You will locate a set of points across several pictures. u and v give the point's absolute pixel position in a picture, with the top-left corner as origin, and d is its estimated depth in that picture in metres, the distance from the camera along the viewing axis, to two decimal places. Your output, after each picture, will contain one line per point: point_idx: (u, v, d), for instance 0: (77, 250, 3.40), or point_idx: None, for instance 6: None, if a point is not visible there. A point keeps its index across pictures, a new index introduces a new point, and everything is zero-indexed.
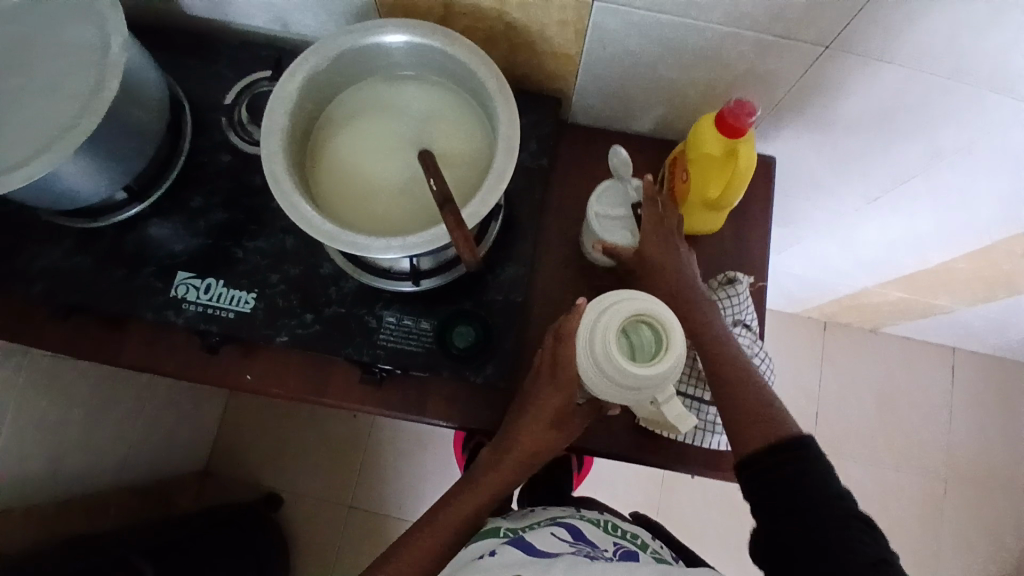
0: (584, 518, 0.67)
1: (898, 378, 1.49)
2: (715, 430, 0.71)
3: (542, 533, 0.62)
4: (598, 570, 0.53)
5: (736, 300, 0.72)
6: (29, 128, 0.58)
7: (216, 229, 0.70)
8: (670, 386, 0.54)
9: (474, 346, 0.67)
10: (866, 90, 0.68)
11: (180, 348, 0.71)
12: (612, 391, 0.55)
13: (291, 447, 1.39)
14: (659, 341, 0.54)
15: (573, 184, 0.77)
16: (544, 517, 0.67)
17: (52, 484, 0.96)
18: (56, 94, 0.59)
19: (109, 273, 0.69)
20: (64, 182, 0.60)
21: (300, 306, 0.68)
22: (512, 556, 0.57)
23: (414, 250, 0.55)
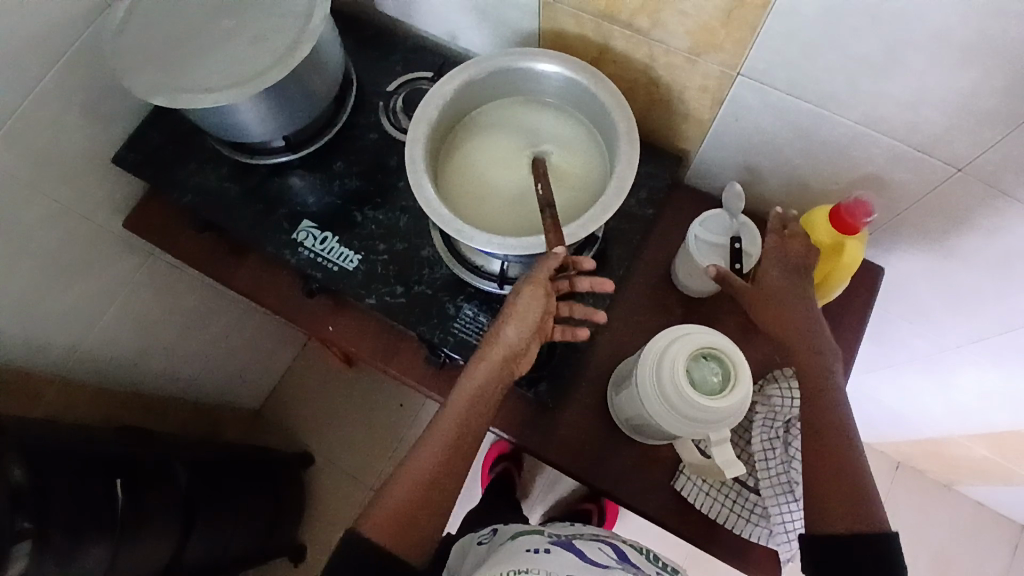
0: (627, 541, 0.67)
1: (963, 547, 1.37)
2: (753, 521, 0.69)
3: (590, 542, 0.65)
4: None
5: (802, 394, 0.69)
6: (224, 65, 0.68)
7: (347, 193, 0.78)
8: (725, 427, 0.57)
9: (535, 359, 0.71)
10: (994, 228, 0.67)
11: (285, 288, 0.81)
12: (674, 423, 0.56)
13: (336, 417, 1.46)
14: (724, 378, 0.57)
15: (672, 240, 0.79)
16: (585, 530, 0.69)
17: (134, 375, 1.08)
18: (257, 45, 0.69)
19: (248, 204, 0.78)
20: (237, 114, 0.70)
21: (394, 277, 0.74)
22: (566, 562, 0.60)
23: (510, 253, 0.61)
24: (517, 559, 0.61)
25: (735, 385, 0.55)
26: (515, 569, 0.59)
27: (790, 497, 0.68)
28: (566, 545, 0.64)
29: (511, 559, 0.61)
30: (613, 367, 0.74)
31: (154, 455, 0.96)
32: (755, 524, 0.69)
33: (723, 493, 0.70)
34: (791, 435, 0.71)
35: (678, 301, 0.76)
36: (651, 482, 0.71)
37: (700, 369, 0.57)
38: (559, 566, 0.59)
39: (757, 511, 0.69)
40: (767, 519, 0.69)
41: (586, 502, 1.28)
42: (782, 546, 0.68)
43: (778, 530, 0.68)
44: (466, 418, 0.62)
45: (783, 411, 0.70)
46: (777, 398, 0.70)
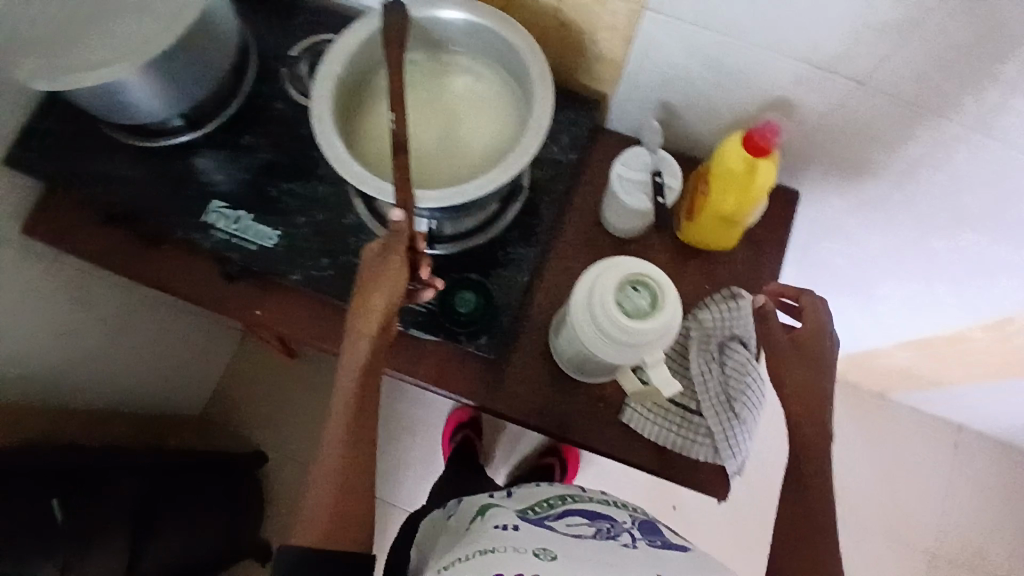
0: (594, 498, 0.66)
1: (899, 450, 1.49)
2: (703, 441, 0.72)
3: (559, 516, 0.62)
4: (627, 553, 0.55)
5: (731, 313, 0.73)
6: (104, 42, 0.63)
7: (258, 167, 0.74)
8: (659, 349, 0.57)
9: (474, 313, 0.70)
10: (897, 139, 0.70)
11: (204, 275, 0.77)
12: (606, 347, 0.57)
13: (286, 409, 1.40)
14: (652, 302, 0.57)
15: (599, 184, 0.79)
16: (553, 492, 0.68)
17: (60, 392, 1.01)
18: (142, 18, 0.64)
19: (155, 189, 0.74)
20: (126, 94, 0.65)
21: (318, 249, 0.71)
22: (534, 534, 0.58)
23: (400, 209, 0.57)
24: (483, 539, 0.57)
25: (663, 306, 0.56)
26: (481, 550, 0.56)
27: (730, 413, 0.72)
28: (532, 521, 0.61)
29: (478, 541, 0.58)
30: (552, 316, 0.75)
31: (92, 468, 0.92)
32: (701, 443, 0.72)
33: (668, 418, 0.72)
34: (725, 354, 0.74)
35: (610, 243, 0.77)
36: (602, 421, 0.72)
37: (630, 295, 0.57)
38: (530, 541, 0.56)
39: (705, 432, 0.72)
40: (712, 437, 0.72)
41: (548, 456, 1.31)
42: (728, 460, 0.71)
43: (723, 447, 0.71)
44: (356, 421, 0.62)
45: (715, 332, 0.74)
46: (709, 320, 0.74)
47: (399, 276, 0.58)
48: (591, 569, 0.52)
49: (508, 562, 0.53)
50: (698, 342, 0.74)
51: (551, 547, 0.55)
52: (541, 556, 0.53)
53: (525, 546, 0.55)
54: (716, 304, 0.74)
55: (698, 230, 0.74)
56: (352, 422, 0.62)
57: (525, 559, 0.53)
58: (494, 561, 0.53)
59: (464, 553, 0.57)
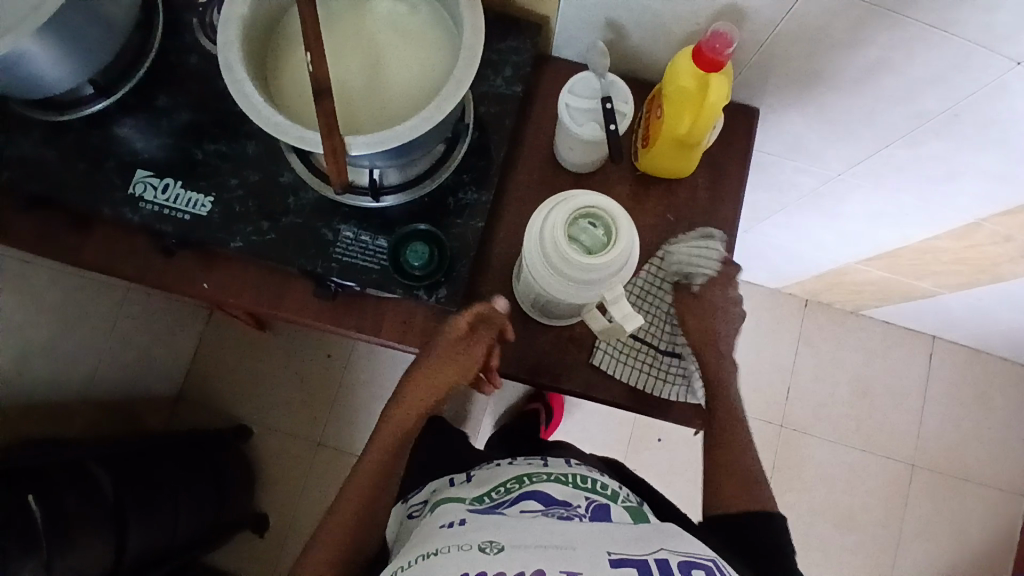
0: (551, 476, 0.65)
1: (874, 363, 1.52)
2: (673, 380, 0.72)
3: (513, 501, 0.61)
4: (577, 533, 0.53)
5: (698, 253, 0.70)
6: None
7: (181, 130, 0.69)
8: (620, 284, 0.54)
9: (429, 265, 0.64)
10: (852, 43, 0.66)
11: (141, 250, 0.72)
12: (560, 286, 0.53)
13: (263, 383, 1.37)
14: (606, 239, 0.52)
15: (548, 117, 0.75)
16: (509, 476, 0.67)
17: (32, 384, 0.97)
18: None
19: (72, 163, 0.68)
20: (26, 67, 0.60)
21: (256, 212, 0.66)
22: (481, 522, 0.55)
23: (327, 157, 0.54)
24: (429, 540, 0.55)
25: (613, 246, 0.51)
26: (422, 554, 0.53)
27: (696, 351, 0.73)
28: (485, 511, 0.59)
29: (423, 542, 0.55)
30: (512, 259, 0.72)
31: (61, 465, 0.90)
32: (671, 382, 0.72)
33: (634, 358, 0.71)
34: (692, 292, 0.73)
35: (566, 178, 0.74)
36: (574, 362, 0.70)
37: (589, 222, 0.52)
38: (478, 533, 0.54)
39: (673, 371, 0.72)
40: (680, 375, 0.72)
41: (532, 402, 1.31)
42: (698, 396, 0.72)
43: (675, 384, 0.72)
44: (382, 471, 0.68)
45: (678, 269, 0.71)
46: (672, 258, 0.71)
47: (475, 364, 0.67)
48: (537, 558, 0.50)
49: (454, 560, 0.51)
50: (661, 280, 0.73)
51: (498, 539, 0.52)
52: (488, 550, 0.51)
53: (470, 541, 0.52)
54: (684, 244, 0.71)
55: (658, 158, 0.70)
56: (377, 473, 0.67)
57: (469, 558, 0.50)
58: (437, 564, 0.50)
59: (409, 557, 0.54)
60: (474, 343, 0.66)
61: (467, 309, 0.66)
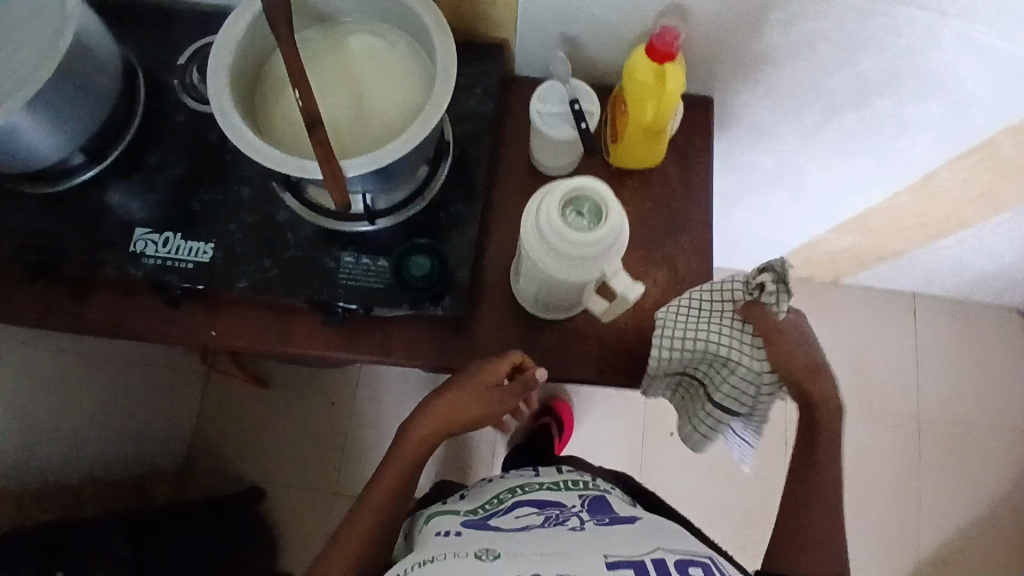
0: (543, 486, 0.73)
1: (863, 329, 1.57)
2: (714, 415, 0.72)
3: (510, 510, 0.68)
4: (573, 534, 0.61)
5: (745, 290, 0.65)
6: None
7: (175, 185, 0.72)
8: (615, 257, 0.55)
9: (430, 276, 0.66)
10: (788, 22, 0.72)
11: (146, 306, 0.73)
12: (554, 263, 0.54)
13: (270, 438, 1.36)
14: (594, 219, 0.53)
15: (521, 129, 0.80)
16: (504, 486, 0.75)
17: (34, 469, 0.96)
18: (24, 59, 0.63)
19: (71, 230, 0.70)
20: (17, 139, 0.62)
21: (258, 252, 0.69)
22: (481, 535, 0.62)
23: (326, 181, 0.57)
24: (426, 549, 0.60)
25: (601, 224, 0.52)
26: (418, 561, 0.57)
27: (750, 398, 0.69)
28: (480, 524, 0.65)
29: (422, 551, 0.60)
30: (508, 265, 0.75)
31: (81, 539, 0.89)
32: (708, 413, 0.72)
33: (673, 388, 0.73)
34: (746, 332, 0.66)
35: (546, 182, 0.78)
36: (581, 354, 0.73)
37: (578, 203, 0.53)
38: (474, 543, 0.60)
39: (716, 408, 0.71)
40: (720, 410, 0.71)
41: (544, 416, 1.33)
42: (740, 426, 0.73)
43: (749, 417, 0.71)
44: (394, 495, 0.70)
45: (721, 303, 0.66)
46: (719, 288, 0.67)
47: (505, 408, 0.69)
48: (535, 561, 0.56)
49: (452, 566, 0.55)
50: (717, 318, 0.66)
51: (498, 547, 0.59)
52: (485, 558, 0.56)
53: (466, 551, 0.57)
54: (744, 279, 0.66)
55: (629, 149, 0.75)
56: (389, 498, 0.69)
57: (469, 563, 0.55)
58: (435, 568, 0.55)
59: (405, 566, 0.58)
60: (507, 389, 0.68)
61: (506, 357, 0.68)
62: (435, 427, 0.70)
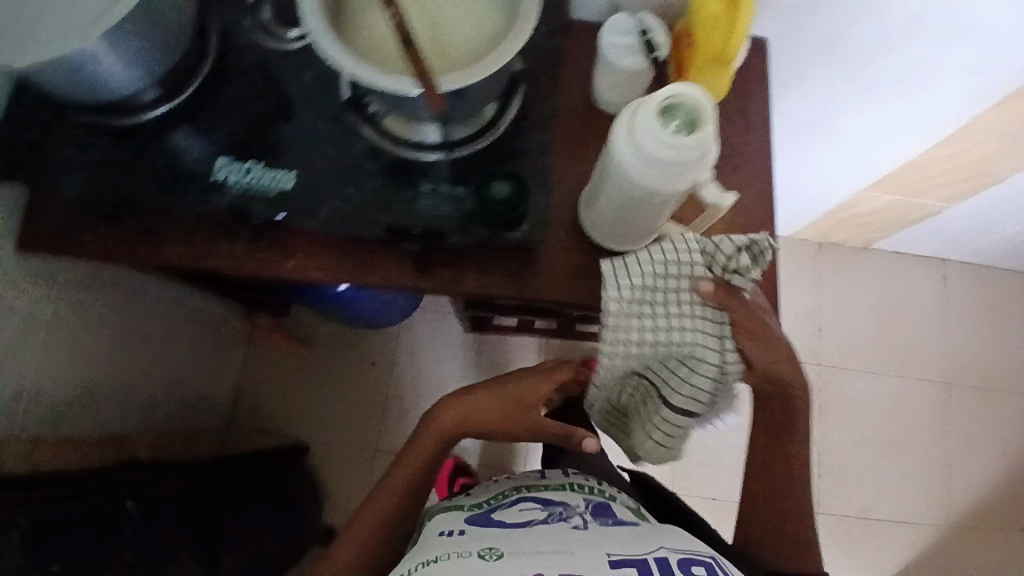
0: (548, 488, 0.77)
1: (893, 292, 1.58)
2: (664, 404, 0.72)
3: (513, 507, 0.71)
4: (572, 530, 0.63)
5: (705, 260, 0.65)
6: (70, 6, 0.59)
7: (250, 119, 0.72)
8: (705, 167, 0.56)
9: (511, 197, 0.68)
10: None
11: (220, 240, 0.74)
12: (646, 171, 0.56)
13: (312, 399, 1.38)
14: (689, 127, 0.55)
15: (583, 68, 0.81)
16: (509, 486, 0.80)
17: (95, 416, 0.98)
18: None
19: (150, 165, 0.72)
20: (99, 66, 0.63)
21: (337, 181, 0.71)
22: (483, 531, 0.64)
23: (426, 96, 0.58)
24: (429, 548, 0.61)
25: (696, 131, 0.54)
26: (422, 561, 0.58)
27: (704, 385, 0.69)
28: (484, 519, 0.68)
29: (424, 547, 0.62)
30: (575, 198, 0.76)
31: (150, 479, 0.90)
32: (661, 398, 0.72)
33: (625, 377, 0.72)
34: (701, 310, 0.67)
35: (608, 120, 0.79)
36: None
37: (671, 114, 0.55)
38: (476, 543, 0.61)
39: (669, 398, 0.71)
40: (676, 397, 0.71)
41: None
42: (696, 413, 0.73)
43: (710, 409, 0.72)
44: (416, 477, 0.80)
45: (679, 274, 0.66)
46: (676, 257, 0.66)
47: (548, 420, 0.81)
48: (534, 559, 0.56)
49: (454, 564, 0.56)
50: (678, 292, 0.66)
51: (498, 544, 0.60)
52: (487, 556, 0.57)
53: (468, 550, 0.58)
54: (716, 252, 0.65)
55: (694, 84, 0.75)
56: (410, 480, 0.79)
57: (471, 562, 0.56)
58: (440, 566, 0.56)
59: (410, 564, 0.59)
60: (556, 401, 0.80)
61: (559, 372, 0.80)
62: (463, 426, 0.80)
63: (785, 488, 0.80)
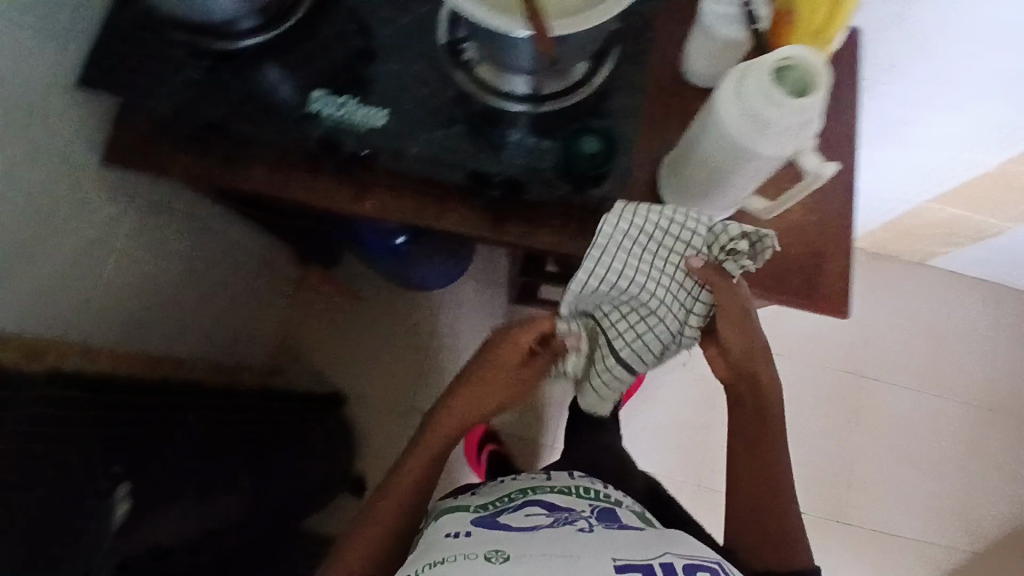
0: (555, 489, 0.76)
1: (943, 310, 1.55)
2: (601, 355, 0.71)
3: (519, 508, 0.71)
4: (577, 534, 0.62)
5: (709, 236, 0.66)
6: None
7: (348, 54, 0.73)
8: (809, 134, 0.56)
9: (599, 154, 0.69)
10: None
11: (306, 174, 0.77)
12: (748, 128, 0.56)
13: (353, 351, 1.40)
14: (800, 90, 0.54)
15: (677, 37, 0.81)
16: (515, 485, 0.79)
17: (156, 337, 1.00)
18: None
19: (246, 89, 0.73)
20: None
21: (427, 123, 0.71)
22: (488, 533, 0.64)
23: (536, 40, 0.58)
24: (437, 550, 0.61)
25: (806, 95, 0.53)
26: (431, 565, 0.59)
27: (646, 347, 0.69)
28: (490, 522, 0.67)
29: (431, 549, 0.63)
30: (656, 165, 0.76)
31: (204, 402, 0.93)
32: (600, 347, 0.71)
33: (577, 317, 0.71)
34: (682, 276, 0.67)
35: (697, 91, 0.79)
36: None
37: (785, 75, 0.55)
38: (483, 544, 0.61)
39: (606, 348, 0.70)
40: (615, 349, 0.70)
41: None
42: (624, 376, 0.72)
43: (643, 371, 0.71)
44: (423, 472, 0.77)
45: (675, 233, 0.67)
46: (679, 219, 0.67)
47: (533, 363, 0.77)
48: (541, 562, 0.56)
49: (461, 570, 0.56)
50: (667, 253, 0.67)
51: (503, 547, 0.59)
52: (494, 561, 0.57)
53: (477, 552, 0.58)
54: (727, 232, 0.66)
55: None
56: (419, 474, 0.77)
57: (479, 566, 0.56)
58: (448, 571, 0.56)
59: (417, 567, 0.60)
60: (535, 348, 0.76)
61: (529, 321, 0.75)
62: (460, 413, 0.79)
63: (772, 486, 0.78)
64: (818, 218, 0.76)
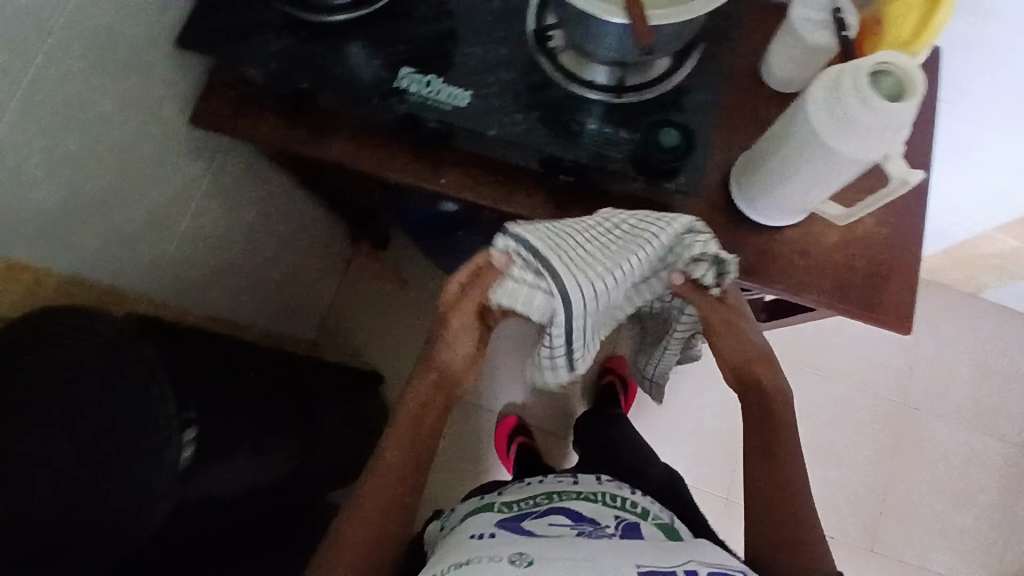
0: (582, 496, 0.76)
1: (994, 345, 1.51)
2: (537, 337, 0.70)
3: (542, 515, 0.72)
4: (598, 543, 0.63)
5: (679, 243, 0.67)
6: None
7: (438, 34, 0.76)
8: (897, 140, 0.56)
9: (678, 146, 0.70)
10: None
11: (383, 149, 0.79)
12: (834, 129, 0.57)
13: (394, 332, 1.43)
14: (894, 95, 0.54)
15: (758, 41, 0.81)
16: (540, 490, 0.79)
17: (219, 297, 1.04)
18: None
19: (339, 60, 0.75)
20: None
21: (510, 106, 0.73)
22: (511, 537, 0.65)
23: (631, 29, 0.60)
24: (462, 549, 0.63)
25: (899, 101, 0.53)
26: (455, 564, 0.61)
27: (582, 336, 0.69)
28: (514, 526, 0.69)
29: (457, 547, 0.65)
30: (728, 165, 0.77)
31: (261, 363, 0.96)
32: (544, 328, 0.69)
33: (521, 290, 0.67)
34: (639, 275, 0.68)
35: (775, 95, 0.79)
36: (789, 265, 0.74)
37: (880, 79, 0.55)
38: (507, 545, 0.63)
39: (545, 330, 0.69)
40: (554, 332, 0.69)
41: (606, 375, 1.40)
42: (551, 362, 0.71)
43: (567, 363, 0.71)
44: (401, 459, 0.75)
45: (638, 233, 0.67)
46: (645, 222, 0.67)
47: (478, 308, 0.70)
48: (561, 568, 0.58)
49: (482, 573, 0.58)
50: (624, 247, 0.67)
51: (525, 550, 0.61)
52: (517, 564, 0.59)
53: (500, 555, 0.60)
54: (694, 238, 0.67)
55: None
56: (405, 463, 0.75)
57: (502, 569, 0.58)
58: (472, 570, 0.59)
59: (441, 566, 0.62)
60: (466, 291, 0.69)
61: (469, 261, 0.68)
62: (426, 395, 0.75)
63: (782, 496, 0.75)
64: (886, 231, 0.76)
